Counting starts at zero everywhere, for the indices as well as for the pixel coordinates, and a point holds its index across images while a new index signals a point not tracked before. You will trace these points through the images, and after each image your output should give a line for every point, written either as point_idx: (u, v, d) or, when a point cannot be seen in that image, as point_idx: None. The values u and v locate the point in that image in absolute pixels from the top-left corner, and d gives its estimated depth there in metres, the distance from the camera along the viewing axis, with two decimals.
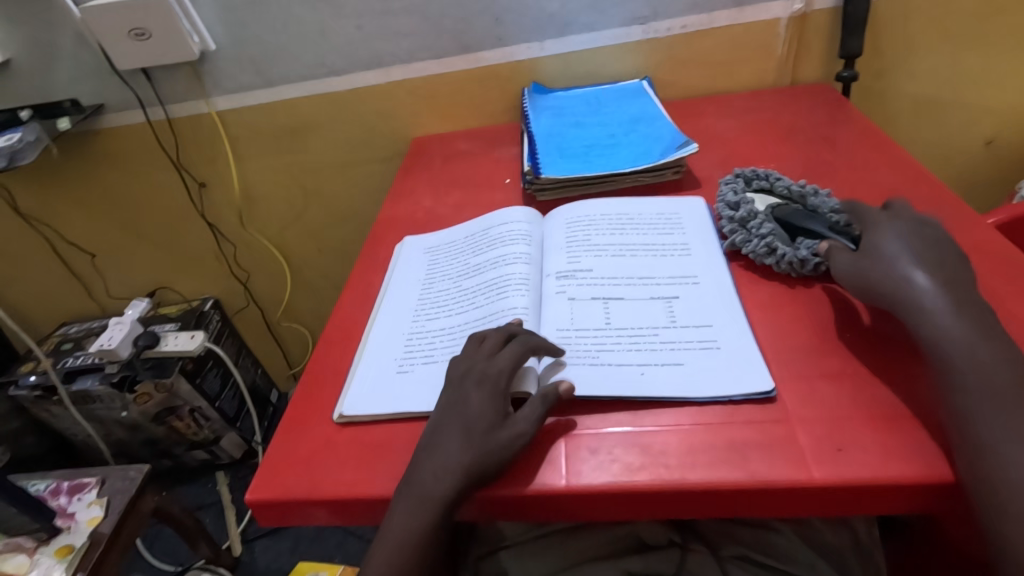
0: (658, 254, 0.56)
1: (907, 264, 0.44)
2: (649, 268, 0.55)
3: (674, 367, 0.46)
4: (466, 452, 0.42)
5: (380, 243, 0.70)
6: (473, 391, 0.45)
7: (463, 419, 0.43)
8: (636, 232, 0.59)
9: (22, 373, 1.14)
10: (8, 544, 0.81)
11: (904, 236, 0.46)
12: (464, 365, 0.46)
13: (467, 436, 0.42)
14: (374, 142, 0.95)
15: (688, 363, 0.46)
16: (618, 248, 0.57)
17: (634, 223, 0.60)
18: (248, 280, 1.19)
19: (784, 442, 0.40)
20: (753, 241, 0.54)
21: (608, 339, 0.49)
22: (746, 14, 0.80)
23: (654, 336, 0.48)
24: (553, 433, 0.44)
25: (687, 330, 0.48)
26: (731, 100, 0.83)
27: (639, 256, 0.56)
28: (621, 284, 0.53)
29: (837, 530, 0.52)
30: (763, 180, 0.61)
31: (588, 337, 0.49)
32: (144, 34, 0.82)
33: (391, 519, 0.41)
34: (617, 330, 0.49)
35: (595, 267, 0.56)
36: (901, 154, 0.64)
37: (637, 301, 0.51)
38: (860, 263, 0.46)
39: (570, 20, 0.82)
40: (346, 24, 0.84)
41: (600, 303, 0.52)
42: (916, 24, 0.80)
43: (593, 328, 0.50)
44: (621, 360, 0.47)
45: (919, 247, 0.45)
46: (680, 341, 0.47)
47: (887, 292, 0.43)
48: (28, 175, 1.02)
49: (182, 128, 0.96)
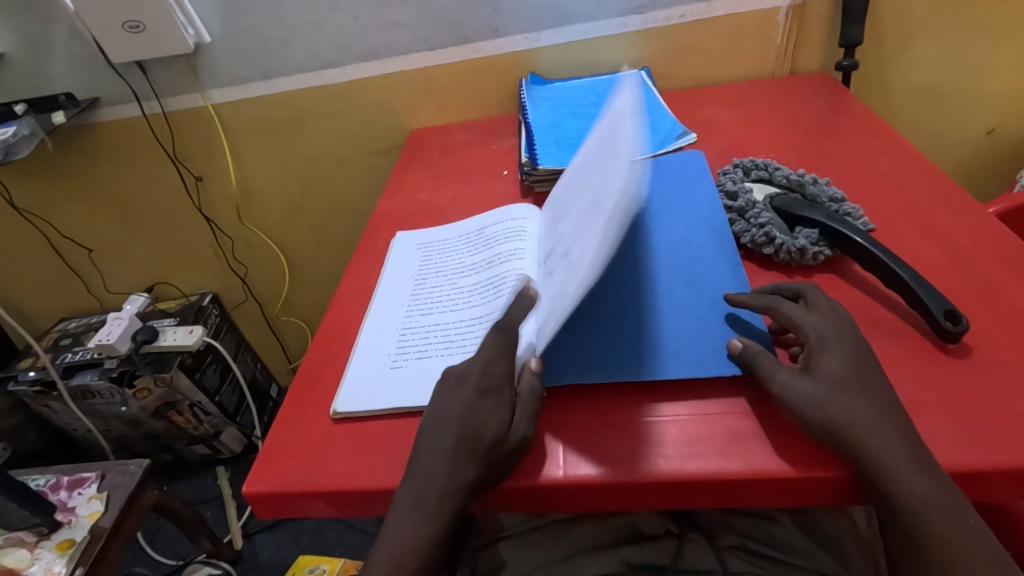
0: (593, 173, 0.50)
1: (855, 401, 0.38)
2: (603, 197, 0.50)
3: (597, 269, 0.40)
4: (478, 466, 0.40)
5: (376, 236, 0.70)
6: (468, 400, 0.43)
7: (466, 428, 0.41)
8: (602, 171, 0.55)
9: (22, 369, 1.14)
10: (8, 539, 0.81)
11: (853, 366, 0.39)
12: (468, 366, 0.45)
13: (463, 439, 0.41)
14: (371, 135, 0.95)
15: (603, 256, 0.40)
16: (589, 201, 0.54)
17: (600, 165, 0.56)
18: (246, 274, 1.18)
19: (783, 433, 0.40)
20: (752, 230, 0.53)
21: (565, 288, 0.45)
22: (744, 4, 0.79)
23: (594, 256, 0.43)
24: (553, 431, 0.43)
25: (613, 224, 0.42)
26: (731, 90, 0.82)
27: (599, 191, 0.52)
28: (585, 233, 0.50)
29: (835, 518, 0.52)
30: (763, 170, 0.60)
31: (554, 299, 0.47)
32: (138, 26, 0.82)
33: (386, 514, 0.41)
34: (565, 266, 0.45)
35: (570, 233, 0.53)
36: (902, 143, 0.64)
37: (591, 237, 0.47)
38: (807, 397, 0.38)
39: (567, 11, 0.81)
40: (343, 15, 0.83)
41: (567, 263, 0.49)
42: (918, 11, 0.80)
43: (558, 287, 0.47)
44: (566, 297, 0.43)
45: (869, 383, 0.39)
46: (607, 241, 0.41)
47: (838, 392, 0.38)
48: (23, 169, 1.02)
49: (177, 121, 0.95)
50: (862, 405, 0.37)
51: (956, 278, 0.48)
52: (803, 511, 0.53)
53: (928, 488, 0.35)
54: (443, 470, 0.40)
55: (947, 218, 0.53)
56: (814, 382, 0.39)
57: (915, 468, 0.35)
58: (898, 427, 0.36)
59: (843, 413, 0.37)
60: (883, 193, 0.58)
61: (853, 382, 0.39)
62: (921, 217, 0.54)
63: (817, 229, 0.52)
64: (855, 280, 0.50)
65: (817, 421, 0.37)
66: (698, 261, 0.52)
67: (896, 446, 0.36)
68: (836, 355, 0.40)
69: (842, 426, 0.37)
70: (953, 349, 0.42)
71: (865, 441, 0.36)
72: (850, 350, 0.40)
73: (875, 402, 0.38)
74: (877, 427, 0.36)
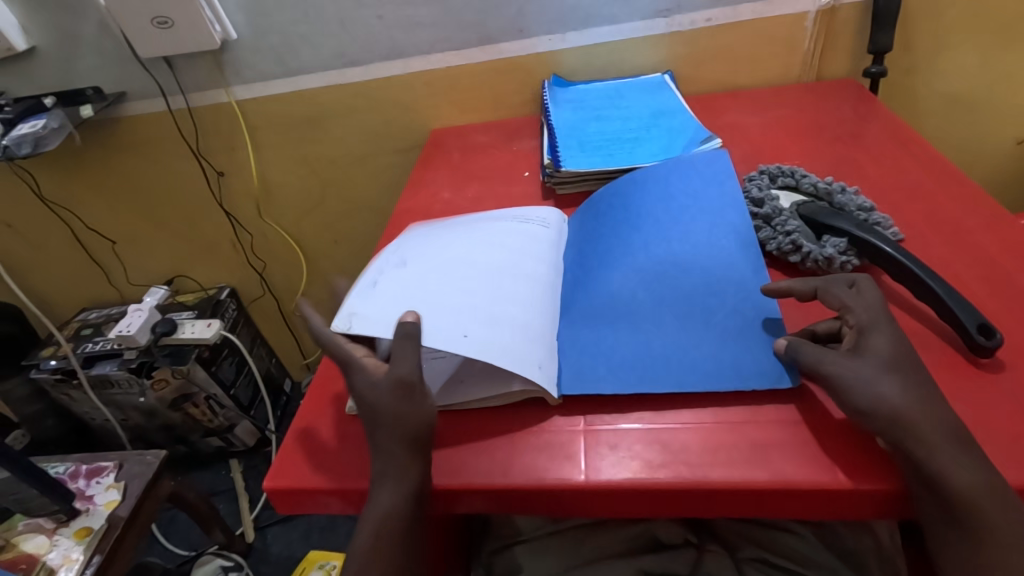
0: (455, 246, 0.57)
1: (904, 384, 0.37)
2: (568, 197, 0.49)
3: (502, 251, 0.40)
4: None
5: (397, 234, 0.70)
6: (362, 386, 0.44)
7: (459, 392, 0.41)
8: None
9: (43, 357, 1.15)
10: (28, 524, 0.82)
11: (901, 348, 0.39)
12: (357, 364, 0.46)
13: None
14: (392, 133, 0.95)
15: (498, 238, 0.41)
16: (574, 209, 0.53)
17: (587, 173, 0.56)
18: (265, 269, 1.19)
19: (810, 443, 0.39)
20: (778, 237, 0.53)
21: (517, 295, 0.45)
22: (771, 9, 0.78)
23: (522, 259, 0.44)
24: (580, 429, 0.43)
25: None
26: (756, 95, 0.82)
27: None
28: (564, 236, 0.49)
29: (858, 534, 0.51)
30: (789, 177, 0.59)
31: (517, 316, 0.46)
32: (167, 22, 0.83)
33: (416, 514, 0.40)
34: (462, 305, 0.48)
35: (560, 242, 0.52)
36: (931, 151, 0.63)
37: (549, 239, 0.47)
38: (853, 374, 0.38)
39: (591, 13, 0.81)
40: (368, 14, 0.83)
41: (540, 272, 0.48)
42: (950, 19, 0.78)
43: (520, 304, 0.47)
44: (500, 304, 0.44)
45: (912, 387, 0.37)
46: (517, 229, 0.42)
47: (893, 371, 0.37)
48: (51, 161, 1.03)
49: (202, 117, 0.96)
50: (907, 394, 0.36)
51: (990, 291, 0.47)
52: (825, 526, 0.52)
53: (966, 502, 0.34)
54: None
55: (979, 230, 0.52)
56: (862, 362, 0.38)
57: (953, 480, 0.34)
58: (945, 430, 0.35)
59: (889, 403, 0.36)
60: (912, 202, 0.57)
61: (898, 371, 0.38)
62: (951, 227, 0.53)
63: (845, 237, 0.51)
64: (884, 291, 0.49)
65: (865, 398, 0.36)
66: (719, 266, 0.51)
67: (946, 451, 0.34)
68: (881, 336, 0.40)
69: (889, 409, 0.36)
70: (986, 364, 0.42)
71: (913, 434, 0.35)
72: (891, 333, 0.40)
73: (923, 399, 0.36)
74: (927, 424, 0.35)
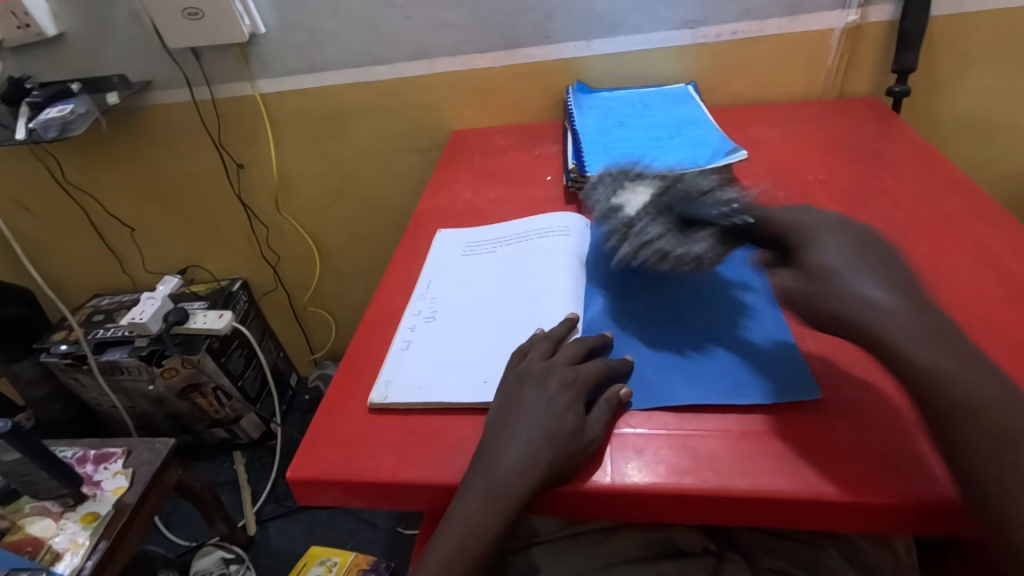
0: (485, 280, 0.59)
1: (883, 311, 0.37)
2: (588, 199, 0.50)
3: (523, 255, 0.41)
4: (549, 461, 0.41)
5: (419, 232, 0.70)
6: (528, 391, 0.44)
7: (527, 420, 0.43)
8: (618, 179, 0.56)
9: (54, 342, 1.15)
10: (35, 507, 0.82)
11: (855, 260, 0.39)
12: (517, 371, 0.46)
13: (549, 439, 0.41)
14: (414, 133, 0.96)
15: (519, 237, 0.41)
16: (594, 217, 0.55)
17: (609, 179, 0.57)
18: (278, 263, 1.20)
19: (838, 455, 0.39)
20: (646, 243, 0.52)
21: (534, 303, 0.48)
22: (797, 24, 0.79)
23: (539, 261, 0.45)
24: (611, 429, 0.44)
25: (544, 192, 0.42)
26: (778, 110, 0.82)
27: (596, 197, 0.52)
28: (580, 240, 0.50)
29: (880, 549, 0.51)
30: (638, 178, 0.60)
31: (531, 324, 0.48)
32: (197, 14, 0.83)
33: (452, 513, 0.41)
34: (506, 350, 0.50)
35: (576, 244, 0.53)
36: (955, 171, 0.63)
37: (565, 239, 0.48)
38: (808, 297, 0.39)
39: (619, 20, 0.81)
40: (396, 13, 0.84)
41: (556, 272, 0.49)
42: (973, 42, 0.79)
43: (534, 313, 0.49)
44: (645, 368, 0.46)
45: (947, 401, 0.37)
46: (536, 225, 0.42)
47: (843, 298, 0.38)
48: (74, 147, 1.04)
49: (225, 109, 0.97)
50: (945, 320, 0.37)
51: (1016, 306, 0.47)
52: (846, 539, 0.52)
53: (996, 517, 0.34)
54: (538, 467, 0.40)
55: (1006, 248, 0.52)
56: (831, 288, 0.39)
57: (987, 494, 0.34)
58: None
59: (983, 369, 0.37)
60: (937, 220, 0.57)
61: (860, 267, 0.39)
62: (976, 245, 0.53)
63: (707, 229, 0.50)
64: None
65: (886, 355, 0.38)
66: (736, 289, 0.52)
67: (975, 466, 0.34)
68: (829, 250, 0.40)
69: None
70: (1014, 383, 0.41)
71: None
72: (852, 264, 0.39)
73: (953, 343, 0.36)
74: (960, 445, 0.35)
